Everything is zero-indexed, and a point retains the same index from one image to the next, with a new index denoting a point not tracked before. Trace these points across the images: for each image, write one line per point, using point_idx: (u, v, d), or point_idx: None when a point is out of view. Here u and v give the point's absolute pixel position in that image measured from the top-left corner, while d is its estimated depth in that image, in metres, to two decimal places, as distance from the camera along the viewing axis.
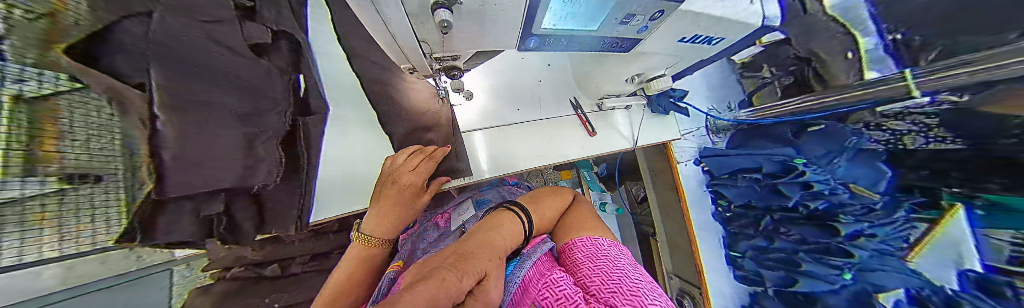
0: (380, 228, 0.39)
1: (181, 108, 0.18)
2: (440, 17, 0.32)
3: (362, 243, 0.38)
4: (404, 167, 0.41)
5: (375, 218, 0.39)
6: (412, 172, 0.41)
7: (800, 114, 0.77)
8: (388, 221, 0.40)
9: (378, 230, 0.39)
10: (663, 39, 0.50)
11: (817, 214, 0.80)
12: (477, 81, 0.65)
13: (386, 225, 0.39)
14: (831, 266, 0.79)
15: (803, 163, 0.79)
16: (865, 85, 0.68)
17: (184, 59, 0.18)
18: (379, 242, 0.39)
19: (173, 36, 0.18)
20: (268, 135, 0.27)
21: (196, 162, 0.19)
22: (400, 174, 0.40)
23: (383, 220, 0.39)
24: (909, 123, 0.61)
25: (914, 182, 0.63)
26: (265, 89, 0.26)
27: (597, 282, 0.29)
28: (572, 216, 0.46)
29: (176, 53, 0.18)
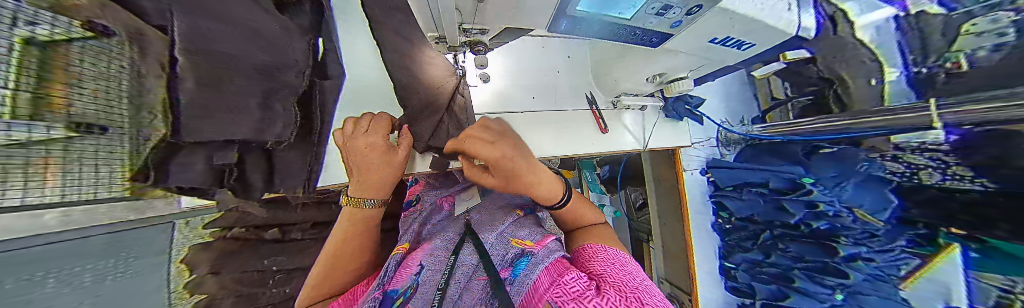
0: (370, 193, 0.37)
1: (208, 58, 0.18)
2: None
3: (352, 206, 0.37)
4: (355, 136, 0.34)
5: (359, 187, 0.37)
6: (367, 135, 0.34)
7: (804, 135, 0.76)
8: (371, 184, 0.37)
9: (367, 194, 0.37)
10: (693, 37, 0.46)
11: (817, 233, 0.81)
12: (495, 63, 0.64)
13: (370, 187, 0.37)
14: (822, 285, 0.83)
15: (811, 183, 0.79)
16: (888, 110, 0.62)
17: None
18: (370, 204, 0.38)
19: None
20: (285, 93, 0.27)
21: (204, 109, 0.19)
22: (356, 143, 0.34)
23: (365, 185, 0.36)
24: (928, 158, 0.60)
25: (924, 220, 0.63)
26: (288, 47, 0.26)
27: (625, 288, 0.26)
28: (586, 226, 0.46)
29: None
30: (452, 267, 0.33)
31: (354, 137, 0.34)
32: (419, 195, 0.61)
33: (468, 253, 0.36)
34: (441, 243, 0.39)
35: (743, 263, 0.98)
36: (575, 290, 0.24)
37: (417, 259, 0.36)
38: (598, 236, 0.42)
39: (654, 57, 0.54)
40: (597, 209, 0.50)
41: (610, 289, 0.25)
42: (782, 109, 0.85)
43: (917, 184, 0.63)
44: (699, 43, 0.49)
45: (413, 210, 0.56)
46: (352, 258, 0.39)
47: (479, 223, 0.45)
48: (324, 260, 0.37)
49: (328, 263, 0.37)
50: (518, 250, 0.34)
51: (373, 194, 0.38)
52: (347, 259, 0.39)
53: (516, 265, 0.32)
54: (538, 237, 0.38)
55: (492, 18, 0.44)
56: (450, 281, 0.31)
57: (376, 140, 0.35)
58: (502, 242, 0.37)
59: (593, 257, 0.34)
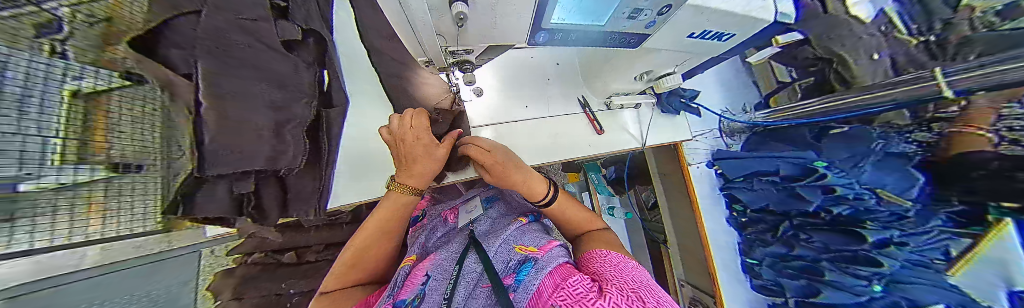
0: (415, 181, 0.43)
1: (236, 99, 0.21)
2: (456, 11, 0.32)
3: (393, 191, 0.43)
4: (410, 129, 0.39)
5: (405, 175, 0.42)
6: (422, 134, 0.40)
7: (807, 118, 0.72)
8: (417, 174, 0.42)
9: (412, 182, 0.43)
10: (669, 34, 0.45)
11: (842, 221, 0.71)
12: (485, 77, 0.65)
13: (419, 177, 0.43)
14: (856, 276, 0.70)
15: (825, 166, 0.70)
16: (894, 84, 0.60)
17: (228, 50, 0.21)
18: (410, 190, 0.43)
19: (223, 32, 0.21)
20: (296, 123, 0.30)
21: (233, 145, 0.21)
22: (409, 135, 0.39)
23: (417, 174, 0.42)
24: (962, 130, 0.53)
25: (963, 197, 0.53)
26: (295, 81, 0.30)
27: (626, 286, 0.26)
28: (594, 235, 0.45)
29: (223, 45, 0.21)
30: (457, 276, 0.32)
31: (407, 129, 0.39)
32: (426, 210, 0.63)
33: (472, 260, 0.36)
34: (445, 254, 0.40)
35: (766, 258, 0.86)
36: (577, 292, 0.23)
37: (422, 270, 0.36)
38: (604, 241, 0.42)
39: (638, 56, 0.52)
40: (598, 215, 0.52)
41: (613, 289, 0.24)
42: (789, 90, 0.81)
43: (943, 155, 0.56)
44: (676, 38, 0.46)
45: (422, 223, 0.58)
46: (376, 253, 0.42)
47: (486, 233, 0.47)
48: (352, 249, 0.41)
49: (354, 252, 0.40)
50: (522, 256, 0.35)
51: (418, 183, 0.43)
52: (370, 253, 0.42)
53: (520, 271, 0.32)
54: (542, 242, 0.38)
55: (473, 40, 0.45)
56: (456, 290, 0.30)
57: (426, 137, 0.40)
58: (507, 250, 0.38)
59: (597, 260, 0.34)
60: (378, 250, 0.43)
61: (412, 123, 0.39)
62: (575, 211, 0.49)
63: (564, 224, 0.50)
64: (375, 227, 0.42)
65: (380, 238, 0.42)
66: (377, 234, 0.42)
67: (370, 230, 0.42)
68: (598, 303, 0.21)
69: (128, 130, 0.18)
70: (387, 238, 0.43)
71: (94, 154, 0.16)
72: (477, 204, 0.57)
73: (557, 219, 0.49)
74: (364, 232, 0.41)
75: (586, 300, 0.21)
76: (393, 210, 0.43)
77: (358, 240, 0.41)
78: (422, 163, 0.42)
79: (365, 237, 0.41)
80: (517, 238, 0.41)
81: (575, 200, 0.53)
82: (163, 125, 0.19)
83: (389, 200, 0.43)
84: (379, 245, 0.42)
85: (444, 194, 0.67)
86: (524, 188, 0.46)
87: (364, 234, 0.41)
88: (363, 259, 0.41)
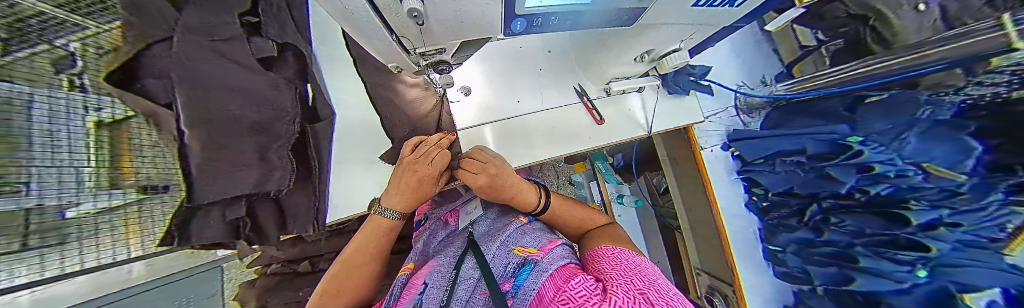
0: (402, 204, 0.43)
1: (215, 124, 0.23)
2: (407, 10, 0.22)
3: (379, 215, 0.44)
4: (421, 159, 0.42)
5: (393, 194, 0.43)
6: (432, 164, 0.43)
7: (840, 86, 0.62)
8: (405, 198, 0.43)
9: (399, 205, 0.43)
10: (666, 8, 0.34)
11: (879, 201, 0.60)
12: (471, 73, 0.62)
13: (405, 202, 0.43)
14: (896, 262, 0.60)
15: (859, 142, 0.61)
16: (944, 41, 0.48)
17: (209, 81, 0.23)
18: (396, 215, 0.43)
19: (200, 63, 0.22)
20: (279, 144, 0.33)
21: (214, 174, 0.24)
22: (418, 164, 0.42)
23: (402, 199, 0.43)
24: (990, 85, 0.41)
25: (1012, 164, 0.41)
26: (277, 101, 0.31)
27: (635, 286, 0.24)
28: (597, 231, 0.45)
29: (204, 78, 0.22)
30: (455, 283, 0.31)
31: (419, 158, 0.42)
32: (426, 214, 0.64)
33: (470, 266, 0.35)
34: (444, 261, 0.40)
35: (791, 244, 0.80)
36: (580, 294, 0.21)
37: (421, 280, 0.36)
38: (610, 238, 0.41)
39: (634, 34, 0.43)
40: (600, 211, 0.52)
41: (618, 289, 0.22)
42: (815, 56, 0.72)
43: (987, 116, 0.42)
44: (678, 10, 0.35)
45: (424, 228, 0.59)
46: (357, 279, 0.41)
47: (486, 236, 0.46)
48: (330, 277, 0.40)
49: (333, 280, 0.39)
50: (521, 258, 0.34)
51: (403, 209, 0.43)
52: (352, 280, 0.41)
53: (519, 275, 0.31)
54: (542, 242, 0.37)
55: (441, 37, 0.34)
56: (453, 297, 0.29)
57: (431, 170, 0.42)
58: (505, 252, 0.37)
59: (602, 261, 0.32)
60: (360, 277, 0.42)
61: (427, 155, 0.43)
62: (575, 213, 0.49)
63: (562, 224, 0.49)
64: (360, 251, 0.42)
65: (363, 263, 0.42)
66: (361, 259, 0.42)
67: (352, 255, 0.42)
68: (602, 304, 0.19)
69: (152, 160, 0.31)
70: (370, 263, 0.43)
71: (122, 177, 0.28)
72: (477, 206, 0.56)
73: (558, 221, 0.48)
74: (347, 258, 0.41)
75: (590, 299, 0.20)
76: (381, 232, 0.44)
77: (337, 268, 0.41)
78: (415, 189, 0.43)
79: (347, 263, 0.41)
80: (517, 239, 0.40)
81: (579, 201, 0.53)
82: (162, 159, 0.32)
83: (375, 222, 0.44)
84: (362, 270, 0.42)
85: (445, 197, 0.67)
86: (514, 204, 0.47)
87: (347, 260, 0.41)
88: (344, 287, 0.40)
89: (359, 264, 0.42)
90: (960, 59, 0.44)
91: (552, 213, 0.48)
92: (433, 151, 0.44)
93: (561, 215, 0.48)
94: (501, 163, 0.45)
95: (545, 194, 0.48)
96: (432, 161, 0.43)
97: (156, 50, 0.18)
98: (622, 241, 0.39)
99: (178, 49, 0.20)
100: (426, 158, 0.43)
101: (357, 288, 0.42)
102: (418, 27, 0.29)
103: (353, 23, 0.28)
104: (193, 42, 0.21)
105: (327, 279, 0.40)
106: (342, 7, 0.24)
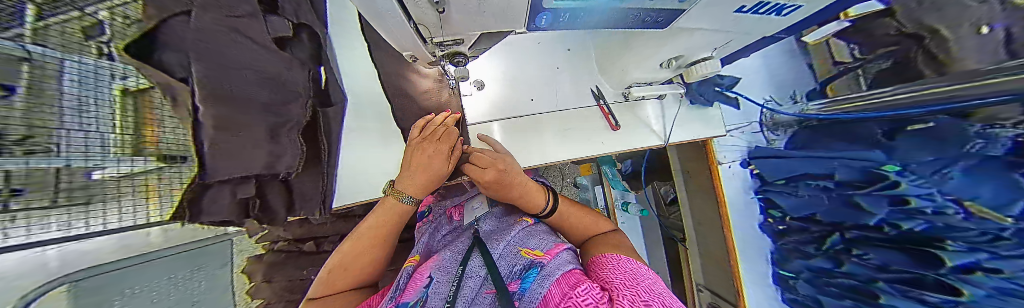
0: (413, 188, 0.43)
1: (228, 105, 0.23)
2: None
3: (391, 197, 0.43)
4: (428, 139, 0.44)
5: (405, 177, 0.43)
6: (437, 142, 0.45)
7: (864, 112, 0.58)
8: (417, 180, 0.43)
9: (410, 188, 0.43)
10: (708, 11, 0.32)
11: (910, 237, 0.57)
12: (486, 68, 0.61)
13: (418, 185, 0.43)
14: (923, 302, 0.57)
15: (896, 171, 0.56)
16: (1007, 70, 0.41)
17: (223, 57, 0.22)
18: (407, 197, 0.42)
19: (218, 38, 0.22)
20: (290, 126, 0.33)
21: (224, 155, 0.24)
22: (425, 144, 0.44)
23: (416, 181, 0.42)
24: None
25: None
26: (289, 82, 0.31)
27: (640, 299, 0.22)
28: (603, 238, 0.44)
29: (219, 55, 0.22)
30: (461, 278, 0.31)
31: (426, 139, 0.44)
32: (430, 206, 0.64)
33: (476, 263, 0.34)
34: (450, 255, 0.40)
35: (805, 271, 0.76)
36: (586, 303, 0.20)
37: (426, 271, 0.36)
38: (615, 246, 0.40)
39: (666, 37, 0.40)
40: (604, 218, 0.50)
41: (624, 299, 0.21)
42: (849, 77, 0.68)
43: None
44: (720, 14, 0.33)
45: (427, 220, 0.60)
46: (364, 261, 0.41)
47: (491, 234, 0.45)
48: (338, 257, 0.40)
49: (340, 260, 0.40)
50: (527, 261, 0.33)
51: (414, 193, 0.42)
52: (359, 261, 0.41)
53: (525, 277, 0.30)
54: (549, 246, 0.36)
55: (463, 27, 0.33)
56: (460, 293, 0.29)
57: (438, 147, 0.44)
58: (511, 253, 0.36)
59: (606, 268, 0.31)
60: (367, 260, 0.41)
61: (434, 131, 0.46)
62: (581, 219, 0.48)
63: (564, 229, 0.48)
64: (369, 234, 0.41)
65: (369, 246, 0.41)
66: (368, 242, 0.41)
67: (361, 238, 0.41)
68: None
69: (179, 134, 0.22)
70: (378, 246, 0.42)
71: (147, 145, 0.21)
72: (483, 201, 0.56)
73: (564, 226, 0.48)
74: (355, 239, 0.41)
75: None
76: (390, 216, 0.43)
77: (345, 249, 0.41)
78: (425, 169, 0.43)
79: (355, 244, 0.41)
80: (523, 240, 0.40)
81: (589, 208, 0.51)
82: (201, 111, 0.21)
83: (386, 204, 0.43)
84: (368, 252, 0.41)
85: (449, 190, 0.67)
86: (523, 204, 0.46)
87: (355, 243, 0.41)
88: (350, 268, 0.40)
89: (365, 246, 0.41)
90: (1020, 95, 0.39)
91: (556, 218, 0.47)
92: (438, 130, 0.46)
93: (568, 220, 0.47)
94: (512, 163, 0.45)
95: (553, 198, 0.47)
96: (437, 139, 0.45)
97: (175, 21, 0.18)
98: (628, 251, 0.38)
99: (194, 24, 0.20)
100: (431, 138, 0.45)
101: (365, 270, 0.42)
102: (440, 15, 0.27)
103: (372, 8, 0.27)
104: (208, 16, 0.21)
105: (334, 259, 0.40)
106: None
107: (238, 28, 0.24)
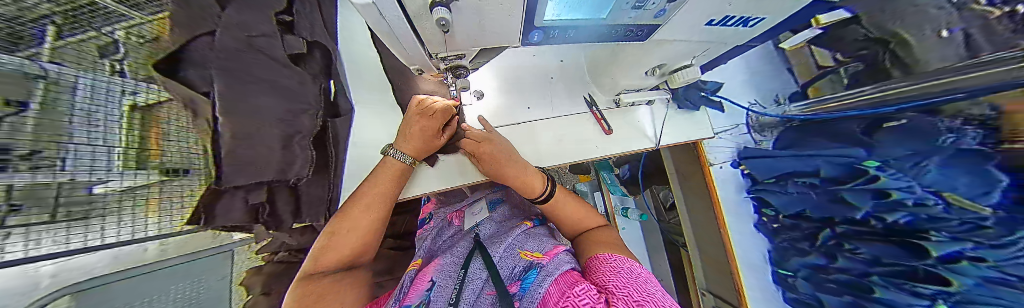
0: (412, 151, 0.49)
1: (243, 116, 0.25)
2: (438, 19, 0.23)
3: (389, 156, 0.47)
4: (423, 113, 0.48)
5: (403, 140, 0.49)
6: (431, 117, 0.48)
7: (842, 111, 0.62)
8: (415, 144, 0.49)
9: (408, 150, 0.48)
10: (681, 26, 0.35)
11: (898, 231, 0.57)
12: (485, 79, 0.64)
13: (415, 147, 0.49)
14: (916, 295, 0.56)
15: (876, 167, 0.58)
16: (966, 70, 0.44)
17: (237, 71, 0.24)
18: (407, 160, 0.48)
19: (233, 55, 0.24)
20: (301, 137, 0.35)
21: (238, 159, 0.25)
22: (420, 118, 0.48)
23: (413, 144, 0.49)
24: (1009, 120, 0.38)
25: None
26: (300, 93, 0.34)
27: (639, 300, 0.22)
28: (595, 234, 0.44)
29: (233, 70, 0.24)
30: (463, 282, 0.31)
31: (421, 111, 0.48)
32: (431, 212, 0.66)
33: (477, 266, 0.35)
34: (450, 259, 0.40)
35: (803, 269, 0.76)
36: (583, 303, 0.20)
37: (428, 276, 0.36)
38: (607, 242, 0.41)
39: (647, 49, 0.43)
40: (597, 213, 0.51)
41: (619, 301, 0.21)
42: (829, 79, 0.71)
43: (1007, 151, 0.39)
44: (691, 29, 0.36)
45: (428, 226, 0.61)
46: (360, 232, 0.42)
47: (490, 238, 0.46)
48: (332, 227, 0.41)
49: (335, 230, 0.40)
50: (527, 262, 0.33)
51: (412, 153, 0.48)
52: (346, 242, 0.41)
53: (526, 278, 0.31)
54: (548, 247, 0.37)
55: (462, 44, 0.36)
56: (461, 296, 0.29)
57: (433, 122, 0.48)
58: (511, 255, 0.37)
59: (604, 267, 0.32)
60: (362, 229, 0.42)
61: (429, 109, 0.48)
62: (574, 209, 0.49)
63: (562, 231, 0.50)
64: (365, 202, 0.43)
65: (365, 215, 0.42)
66: (365, 212, 0.42)
67: (355, 208, 0.42)
68: None
69: None
70: (375, 215, 0.44)
71: None
72: (484, 206, 0.58)
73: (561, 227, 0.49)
74: (350, 208, 0.42)
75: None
76: (384, 185, 0.45)
77: (338, 219, 0.41)
78: (421, 136, 0.49)
79: (349, 213, 0.42)
80: (522, 242, 0.40)
81: (588, 205, 0.52)
82: None
83: (382, 172, 0.46)
84: (361, 225, 0.42)
85: (448, 197, 0.69)
86: (519, 183, 0.47)
87: (348, 211, 0.42)
88: (345, 237, 0.41)
89: (362, 216, 0.42)
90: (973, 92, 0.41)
91: (557, 210, 0.48)
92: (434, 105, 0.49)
93: (565, 220, 0.48)
94: (511, 147, 0.48)
95: (551, 184, 0.48)
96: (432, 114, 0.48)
97: (196, 44, 0.20)
98: (621, 247, 0.39)
99: (213, 43, 0.22)
100: (426, 112, 0.48)
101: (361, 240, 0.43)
102: (442, 33, 0.30)
103: (379, 26, 0.30)
104: (227, 36, 0.23)
105: (328, 230, 0.41)
106: (378, 14, 0.26)
107: (257, 46, 0.27)
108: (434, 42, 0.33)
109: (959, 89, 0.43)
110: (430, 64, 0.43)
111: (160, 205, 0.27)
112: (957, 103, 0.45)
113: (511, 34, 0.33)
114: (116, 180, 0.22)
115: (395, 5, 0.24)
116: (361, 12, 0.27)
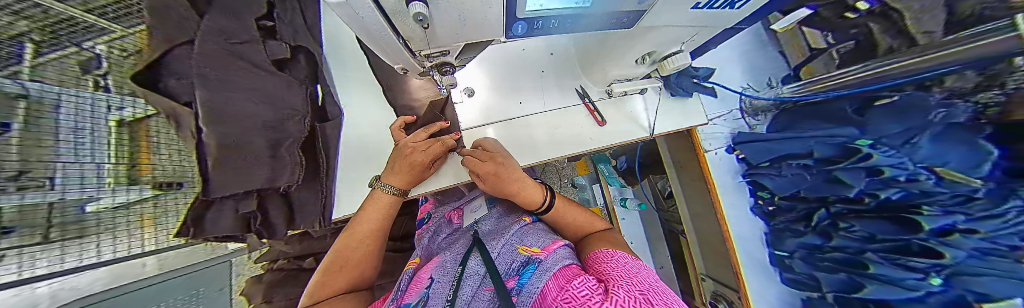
0: (399, 182, 0.46)
1: (233, 123, 0.25)
2: (413, 16, 0.20)
3: (379, 190, 0.46)
4: (417, 147, 0.47)
5: (392, 173, 0.46)
6: (424, 152, 0.47)
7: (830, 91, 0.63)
8: (403, 176, 0.46)
9: (396, 183, 0.46)
10: (667, 11, 0.34)
11: (891, 206, 0.57)
12: (475, 76, 0.63)
13: (400, 180, 0.46)
14: (910, 269, 0.56)
15: (869, 145, 0.58)
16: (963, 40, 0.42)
17: (224, 83, 0.24)
18: (392, 191, 0.46)
19: (220, 66, 0.23)
20: (289, 142, 0.36)
21: (227, 168, 0.25)
22: (412, 151, 0.46)
23: (399, 175, 0.46)
24: (998, 91, 0.38)
25: (1013, 166, 0.38)
26: (290, 101, 0.34)
27: (631, 286, 0.20)
28: (595, 237, 0.44)
29: (220, 80, 0.23)
30: (461, 278, 0.31)
31: (415, 145, 0.47)
32: (431, 212, 0.66)
33: (476, 263, 0.35)
34: (450, 257, 0.40)
35: (799, 250, 0.77)
36: (582, 293, 0.18)
37: (427, 274, 0.36)
38: (609, 242, 0.40)
39: (633, 37, 0.43)
40: (599, 216, 0.51)
41: (619, 289, 0.19)
42: (822, 59, 0.70)
43: (994, 122, 0.39)
44: (680, 12, 0.35)
45: (427, 225, 0.61)
46: (360, 257, 0.42)
47: (490, 234, 0.46)
48: (334, 254, 0.41)
49: (336, 258, 0.41)
50: (525, 257, 0.33)
51: (397, 185, 0.46)
52: (351, 261, 0.41)
53: (523, 273, 0.30)
54: (547, 243, 0.37)
55: (448, 39, 0.35)
56: (459, 291, 0.28)
57: (422, 158, 0.46)
58: (510, 252, 0.37)
59: (604, 262, 0.31)
60: (362, 254, 0.42)
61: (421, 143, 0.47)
62: (574, 216, 0.49)
63: (563, 227, 0.49)
64: (363, 225, 0.43)
65: (365, 241, 0.43)
66: (364, 236, 0.43)
67: (355, 234, 0.43)
68: (604, 303, 0.16)
69: (170, 162, 0.58)
70: (374, 239, 0.44)
71: (143, 173, 0.56)
72: (482, 204, 0.59)
73: (558, 225, 0.49)
74: (347, 239, 0.42)
75: (592, 297, 0.17)
76: (379, 207, 0.46)
77: (339, 246, 0.42)
78: (410, 171, 0.47)
79: (351, 239, 0.42)
80: (521, 238, 0.40)
81: (584, 206, 0.53)
82: (174, 157, 0.59)
83: (375, 200, 0.46)
84: (363, 247, 0.43)
85: (447, 196, 0.69)
86: (520, 197, 0.45)
87: (349, 238, 0.42)
88: (346, 265, 0.41)
89: (361, 237, 0.43)
90: (962, 64, 0.41)
91: (556, 213, 0.48)
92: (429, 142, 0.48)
93: (565, 215, 0.48)
94: (514, 164, 0.46)
95: (549, 194, 0.47)
96: (423, 149, 0.47)
97: (176, 52, 0.19)
98: (620, 246, 0.39)
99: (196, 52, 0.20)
100: (420, 146, 0.47)
101: (364, 264, 0.43)
102: (424, 30, 0.28)
103: (354, 25, 0.29)
104: (212, 46, 0.23)
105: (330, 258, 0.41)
106: (355, 15, 0.24)
107: (242, 55, 0.26)
108: (418, 38, 0.32)
109: (948, 63, 0.43)
110: (417, 63, 0.42)
111: (149, 218, 0.61)
112: (946, 76, 0.45)
113: (492, 24, 0.31)
114: (105, 198, 0.53)
115: (372, 8, 0.21)
116: (336, 13, 0.25)
